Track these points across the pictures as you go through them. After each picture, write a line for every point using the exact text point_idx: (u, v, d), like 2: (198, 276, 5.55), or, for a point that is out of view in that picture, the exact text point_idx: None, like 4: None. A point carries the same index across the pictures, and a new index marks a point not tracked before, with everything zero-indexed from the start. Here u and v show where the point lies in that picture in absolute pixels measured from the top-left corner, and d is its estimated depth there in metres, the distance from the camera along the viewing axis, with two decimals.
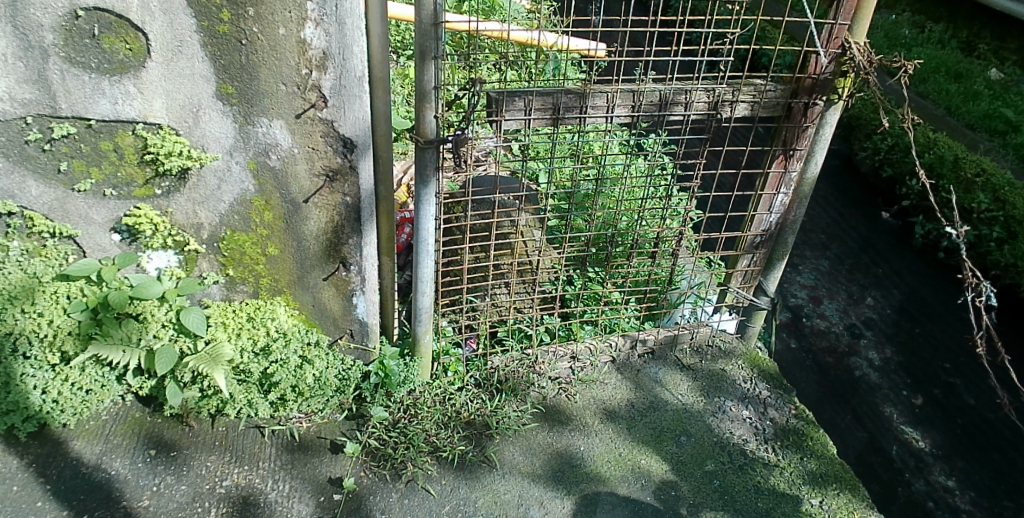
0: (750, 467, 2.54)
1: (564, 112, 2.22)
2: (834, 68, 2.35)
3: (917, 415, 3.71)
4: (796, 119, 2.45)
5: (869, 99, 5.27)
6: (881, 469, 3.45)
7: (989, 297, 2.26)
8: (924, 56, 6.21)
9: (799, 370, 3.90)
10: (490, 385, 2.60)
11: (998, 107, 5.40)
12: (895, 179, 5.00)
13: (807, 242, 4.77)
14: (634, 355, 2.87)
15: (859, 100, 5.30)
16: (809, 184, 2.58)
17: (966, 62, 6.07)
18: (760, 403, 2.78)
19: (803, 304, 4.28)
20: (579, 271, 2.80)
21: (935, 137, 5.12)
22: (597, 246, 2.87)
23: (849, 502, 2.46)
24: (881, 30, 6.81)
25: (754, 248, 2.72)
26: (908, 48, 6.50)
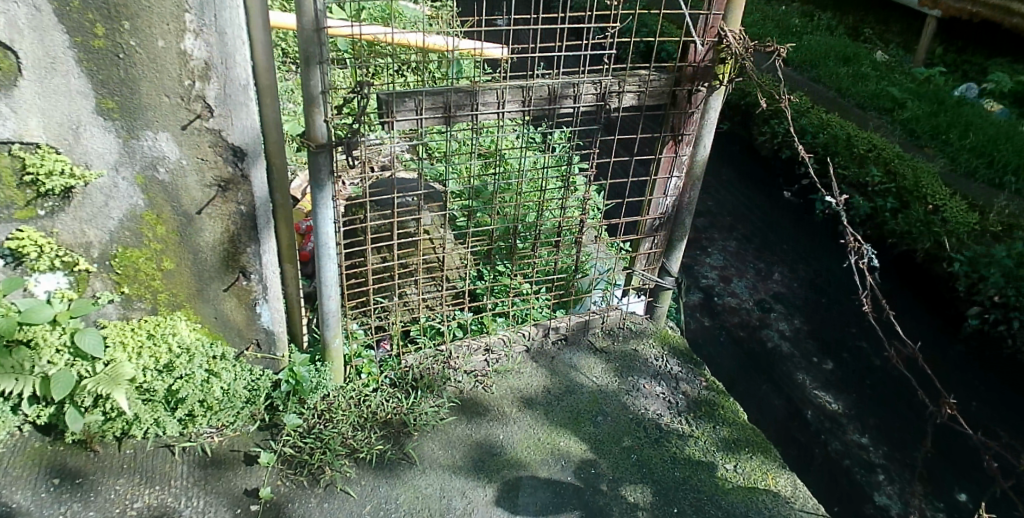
0: (666, 439, 2.66)
1: (455, 111, 2.25)
2: (713, 56, 2.47)
3: (828, 380, 3.89)
4: (682, 106, 2.56)
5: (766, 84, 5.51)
6: (798, 433, 3.62)
7: (872, 259, 2.35)
8: (814, 44, 6.53)
9: (714, 346, 4.05)
10: (405, 384, 2.62)
11: (883, 87, 5.78)
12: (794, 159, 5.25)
13: (715, 224, 4.96)
14: (547, 342, 2.92)
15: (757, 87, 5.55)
16: (700, 167, 2.69)
17: (852, 47, 6.49)
18: (672, 378, 2.89)
19: (714, 283, 4.45)
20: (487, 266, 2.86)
21: (828, 118, 5.37)
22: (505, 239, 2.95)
23: (762, 463, 2.62)
24: (774, 21, 7.18)
25: (654, 231, 2.82)
26: (799, 37, 6.81)
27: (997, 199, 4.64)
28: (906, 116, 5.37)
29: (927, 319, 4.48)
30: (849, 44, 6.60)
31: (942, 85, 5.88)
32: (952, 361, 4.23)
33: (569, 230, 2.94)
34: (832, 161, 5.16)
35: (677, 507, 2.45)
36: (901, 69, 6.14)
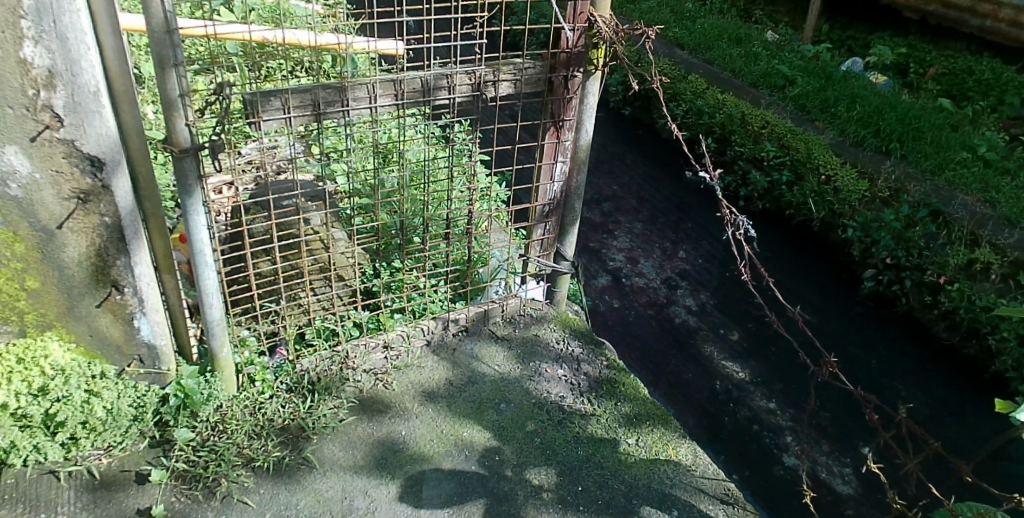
0: (568, 420, 2.71)
1: (325, 107, 2.24)
2: (585, 41, 2.51)
3: (734, 350, 4.02)
4: (559, 92, 2.60)
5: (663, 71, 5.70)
6: (707, 402, 3.72)
7: (748, 230, 2.38)
8: (708, 27, 6.76)
9: (624, 327, 4.13)
10: (302, 388, 2.59)
11: (774, 65, 6.02)
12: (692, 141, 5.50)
13: (621, 208, 5.06)
14: (448, 335, 2.94)
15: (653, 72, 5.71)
16: (584, 151, 2.74)
17: (743, 28, 6.74)
18: (573, 361, 2.94)
19: (622, 266, 4.54)
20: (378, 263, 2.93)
21: (723, 98, 5.55)
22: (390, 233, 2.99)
23: (663, 435, 2.69)
24: (670, 5, 7.37)
25: (545, 217, 2.87)
26: (693, 21, 7.02)
27: (883, 165, 4.89)
28: (796, 91, 5.61)
29: (827, 283, 4.66)
30: (740, 25, 6.86)
31: (828, 60, 6.18)
32: (851, 321, 4.39)
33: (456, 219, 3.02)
34: (729, 140, 5.36)
35: (581, 485, 2.49)
36: (790, 47, 6.42)
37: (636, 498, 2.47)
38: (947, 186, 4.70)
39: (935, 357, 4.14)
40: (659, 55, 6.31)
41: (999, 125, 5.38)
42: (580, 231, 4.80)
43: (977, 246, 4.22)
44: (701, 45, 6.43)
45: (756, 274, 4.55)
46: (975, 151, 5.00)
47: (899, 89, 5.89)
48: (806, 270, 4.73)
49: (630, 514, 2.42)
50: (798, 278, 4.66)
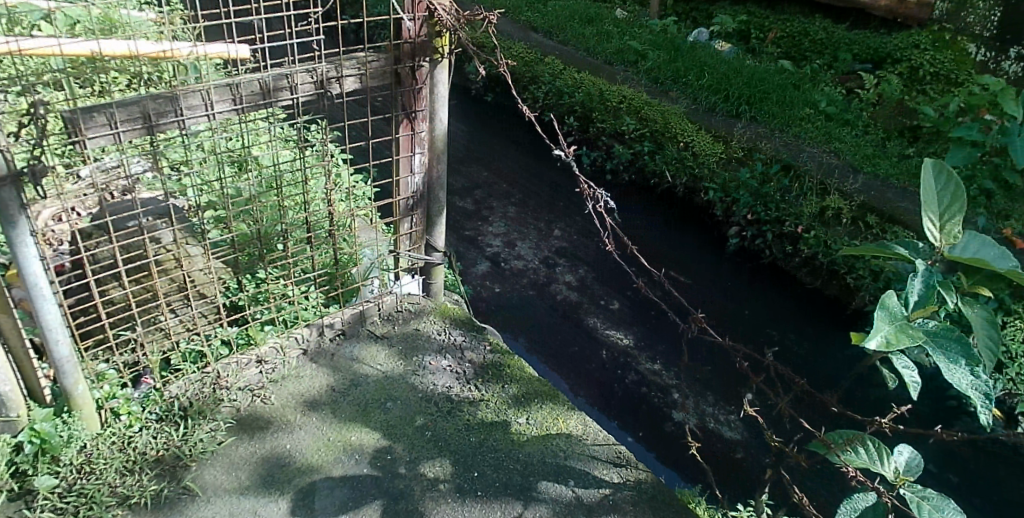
0: (458, 409, 2.72)
1: (157, 119, 2.12)
2: (428, 30, 2.51)
3: (617, 319, 4.16)
4: (408, 83, 2.58)
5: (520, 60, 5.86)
6: (595, 372, 3.83)
7: (607, 201, 2.41)
8: (559, 9, 6.90)
9: (508, 309, 4.17)
10: (173, 415, 2.48)
11: (626, 41, 6.25)
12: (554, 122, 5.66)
13: (493, 193, 5.11)
14: (325, 340, 2.92)
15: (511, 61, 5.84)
16: (441, 140, 2.74)
17: (595, 8, 6.95)
18: (457, 349, 2.96)
19: (499, 250, 4.58)
20: (237, 277, 2.88)
21: (581, 77, 5.71)
22: (248, 246, 2.94)
23: (552, 410, 2.76)
24: None
25: (410, 211, 2.86)
26: (545, 4, 7.14)
27: (735, 127, 5.18)
28: (648, 65, 5.85)
29: (695, 243, 4.87)
30: (590, 6, 7.06)
31: (676, 33, 6.46)
32: (722, 276, 4.61)
33: (318, 222, 3.03)
34: (591, 117, 5.49)
35: (477, 470, 2.51)
36: (640, 22, 6.68)
37: (532, 475, 2.52)
38: (795, 142, 5.03)
39: (801, 301, 4.42)
40: (515, 40, 6.38)
41: (836, 81, 5.83)
42: (455, 220, 4.81)
43: (827, 194, 4.55)
44: (555, 26, 6.57)
45: (621, 243, 4.72)
46: (816, 106, 5.38)
47: (743, 55, 6.26)
48: (671, 235, 4.92)
49: (528, 492, 2.46)
50: (668, 242, 4.85)
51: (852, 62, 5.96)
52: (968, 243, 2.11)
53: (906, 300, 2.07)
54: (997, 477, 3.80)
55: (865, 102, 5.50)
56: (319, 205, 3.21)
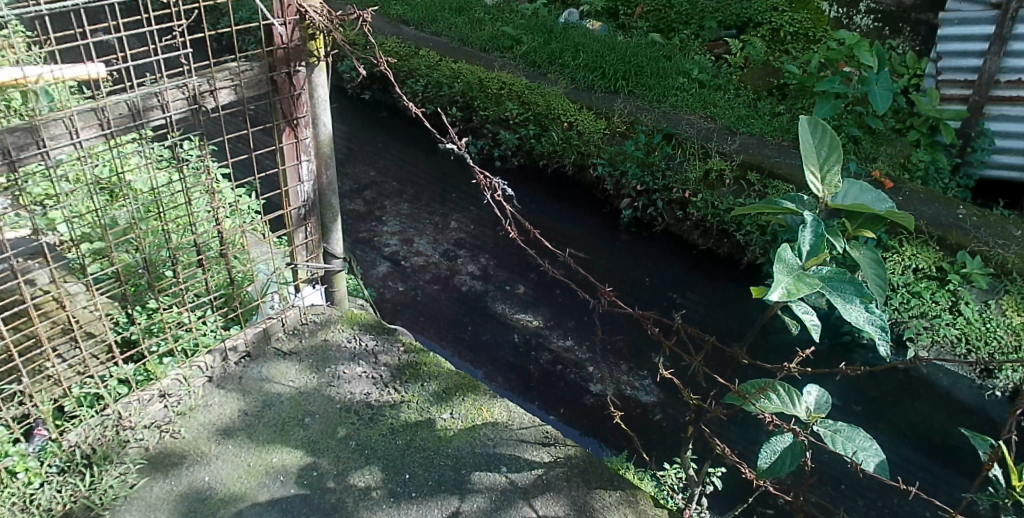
0: (379, 415, 2.69)
1: (17, 153, 1.98)
2: (301, 34, 2.45)
3: (524, 302, 4.21)
4: (286, 90, 2.51)
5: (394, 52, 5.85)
6: (510, 357, 3.86)
7: (505, 190, 2.41)
8: (429, 1, 6.85)
9: (414, 306, 4.13)
10: (76, 465, 2.34)
11: (499, 28, 6.28)
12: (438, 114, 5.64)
13: (384, 193, 5.04)
14: (229, 365, 2.82)
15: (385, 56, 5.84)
16: (327, 145, 2.69)
17: None
18: (370, 355, 2.91)
19: (398, 249, 4.53)
20: (126, 311, 2.72)
21: (459, 67, 5.68)
22: (132, 278, 2.78)
23: (475, 401, 2.77)
24: None
25: (304, 220, 2.78)
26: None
27: (615, 102, 5.32)
28: (523, 50, 5.92)
29: (592, 219, 4.98)
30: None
31: (547, 16, 6.55)
32: (620, 247, 4.75)
33: (207, 243, 2.91)
34: (473, 106, 5.49)
35: (408, 472, 2.50)
36: (510, 7, 6.72)
37: (464, 467, 2.53)
38: (672, 111, 5.24)
39: (697, 262, 4.63)
40: (386, 35, 6.28)
41: (704, 49, 6.09)
42: (348, 224, 4.70)
43: (709, 158, 4.76)
44: (426, 18, 6.51)
45: (521, 228, 4.77)
46: (689, 75, 5.60)
47: (614, 32, 6.43)
48: (566, 214, 5.03)
49: (463, 484, 2.48)
50: (566, 222, 4.94)
51: (717, 29, 6.23)
52: (847, 190, 2.40)
53: (799, 251, 2.20)
54: (890, 401, 4.15)
55: (734, 66, 5.79)
56: (204, 225, 3.07)
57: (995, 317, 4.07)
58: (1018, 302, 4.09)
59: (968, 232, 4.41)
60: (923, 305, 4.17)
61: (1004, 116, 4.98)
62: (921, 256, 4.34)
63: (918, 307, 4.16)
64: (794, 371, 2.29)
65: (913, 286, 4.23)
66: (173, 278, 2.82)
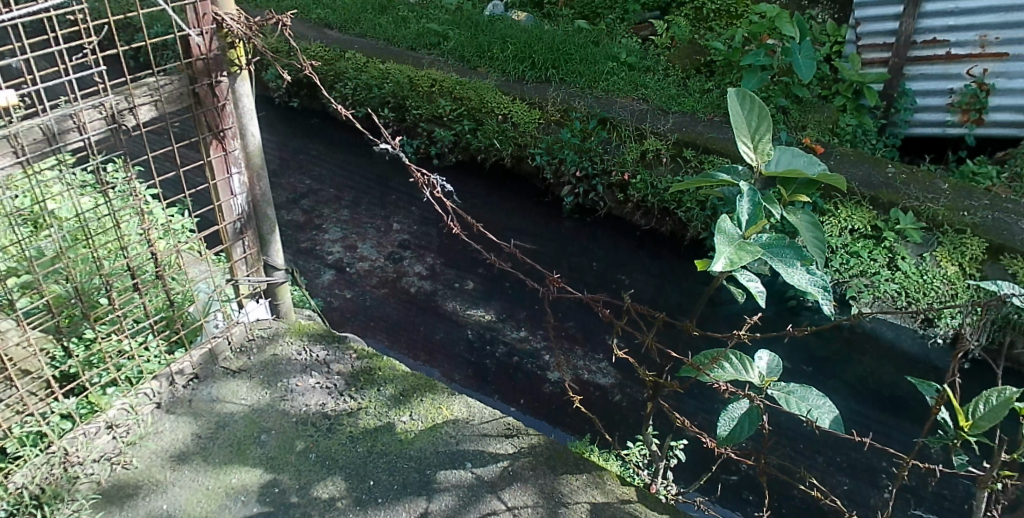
0: (337, 424, 2.65)
1: None
2: (220, 43, 2.38)
3: (475, 298, 4.20)
4: (209, 102, 2.43)
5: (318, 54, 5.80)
6: (466, 354, 3.85)
7: (444, 186, 2.38)
8: (350, 1, 6.73)
9: (364, 311, 4.07)
10: (26, 507, 2.24)
11: (425, 25, 6.22)
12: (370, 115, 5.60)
13: (322, 200, 4.95)
14: (177, 389, 2.74)
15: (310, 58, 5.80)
16: (257, 156, 2.63)
17: None
18: (322, 365, 2.86)
19: (342, 256, 4.45)
20: (61, 344, 2.62)
21: (386, 67, 5.60)
22: (64, 309, 2.67)
23: (434, 400, 2.75)
24: None
25: (241, 234, 2.71)
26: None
27: (547, 91, 5.33)
28: (451, 45, 5.88)
29: (534, 209, 5.01)
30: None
31: (471, 10, 6.50)
32: (565, 234, 4.77)
33: (141, 266, 2.83)
34: (405, 106, 5.43)
35: (372, 479, 2.48)
36: (434, 3, 6.66)
37: (429, 468, 2.52)
38: (605, 95, 5.28)
39: (642, 242, 4.70)
40: (310, 40, 6.15)
41: (631, 32, 6.15)
42: (288, 235, 4.60)
43: (644, 139, 4.82)
44: (350, 20, 6.40)
45: (463, 224, 4.76)
46: (618, 59, 5.66)
47: (541, 21, 6.44)
48: (508, 205, 5.04)
49: (428, 484, 2.47)
50: (509, 213, 4.95)
51: (642, 12, 6.31)
52: (780, 157, 2.41)
53: (738, 221, 2.25)
54: (839, 359, 4.29)
55: (661, 47, 5.86)
56: (136, 247, 2.97)
57: (931, 269, 4.23)
58: (950, 252, 4.26)
59: (898, 190, 4.59)
60: (862, 264, 4.31)
61: (923, 75, 5.18)
62: (856, 216, 4.47)
63: (857, 266, 4.31)
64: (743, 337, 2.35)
65: (851, 246, 4.37)
66: (109, 305, 2.73)
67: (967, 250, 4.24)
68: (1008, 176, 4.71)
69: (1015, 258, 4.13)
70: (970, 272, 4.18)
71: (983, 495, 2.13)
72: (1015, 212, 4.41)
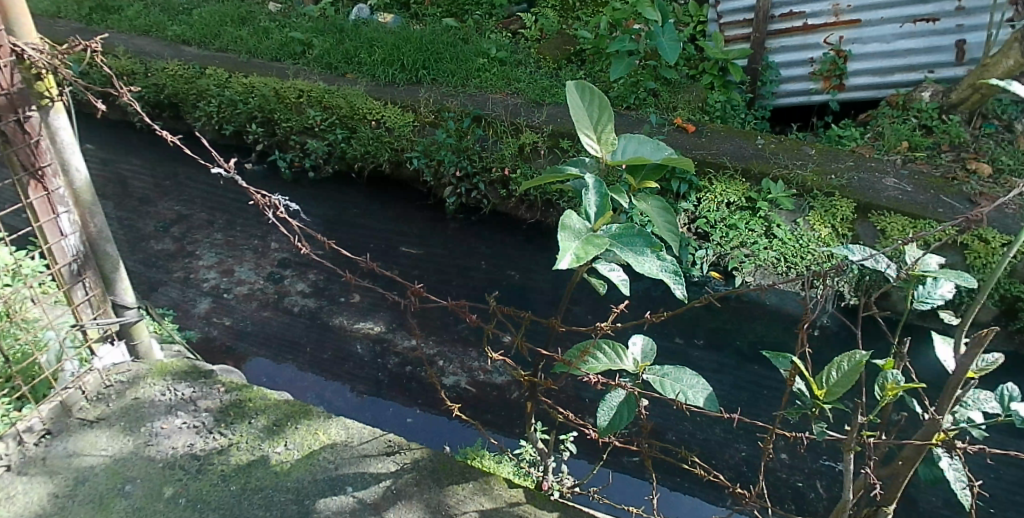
0: (208, 464, 2.53)
1: None
2: (23, 76, 2.22)
3: (362, 310, 4.10)
4: (20, 140, 2.27)
5: (176, 73, 5.57)
6: (355, 369, 3.76)
7: (285, 204, 2.29)
8: (208, 15, 6.44)
9: (245, 338, 3.91)
10: None
11: (287, 35, 6.04)
12: (240, 132, 5.47)
13: (194, 226, 4.74)
14: (28, 448, 2.54)
15: (169, 78, 5.57)
16: (86, 192, 2.50)
17: (246, 7, 6.60)
18: (188, 403, 2.72)
19: (218, 282, 4.27)
20: None
21: (250, 80, 5.40)
22: None
23: (309, 426, 2.65)
24: (160, 3, 6.83)
25: (80, 275, 2.54)
26: (190, 14, 6.63)
27: (418, 93, 5.27)
28: (316, 53, 5.73)
29: (418, 213, 4.97)
30: (239, 4, 6.67)
31: (335, 15, 6.37)
32: (451, 237, 4.75)
33: None
34: (273, 120, 5.27)
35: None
36: (297, 13, 6.49)
37: (307, 497, 2.43)
38: (478, 93, 5.28)
39: (529, 236, 4.73)
40: (165, 58, 5.86)
41: (499, 26, 6.15)
42: (159, 265, 4.38)
43: (520, 132, 4.84)
44: (208, 35, 6.13)
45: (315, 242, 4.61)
46: (488, 55, 5.66)
47: (408, 21, 6.36)
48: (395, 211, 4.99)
49: (308, 515, 2.38)
50: (389, 220, 4.92)
51: (508, 6, 6.32)
52: (626, 145, 2.40)
53: (587, 214, 2.23)
54: (729, 328, 4.41)
55: (530, 40, 5.89)
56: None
57: (806, 233, 4.39)
58: (822, 215, 4.42)
59: (768, 160, 4.74)
60: (741, 235, 4.44)
61: (784, 48, 5.40)
62: (731, 190, 4.61)
63: (736, 238, 4.44)
64: (606, 329, 2.34)
65: (728, 219, 4.50)
66: None
67: (837, 212, 4.40)
68: (871, 136, 4.93)
69: (882, 214, 4.32)
70: (843, 232, 4.36)
71: (851, 462, 1.98)
72: (879, 170, 4.63)
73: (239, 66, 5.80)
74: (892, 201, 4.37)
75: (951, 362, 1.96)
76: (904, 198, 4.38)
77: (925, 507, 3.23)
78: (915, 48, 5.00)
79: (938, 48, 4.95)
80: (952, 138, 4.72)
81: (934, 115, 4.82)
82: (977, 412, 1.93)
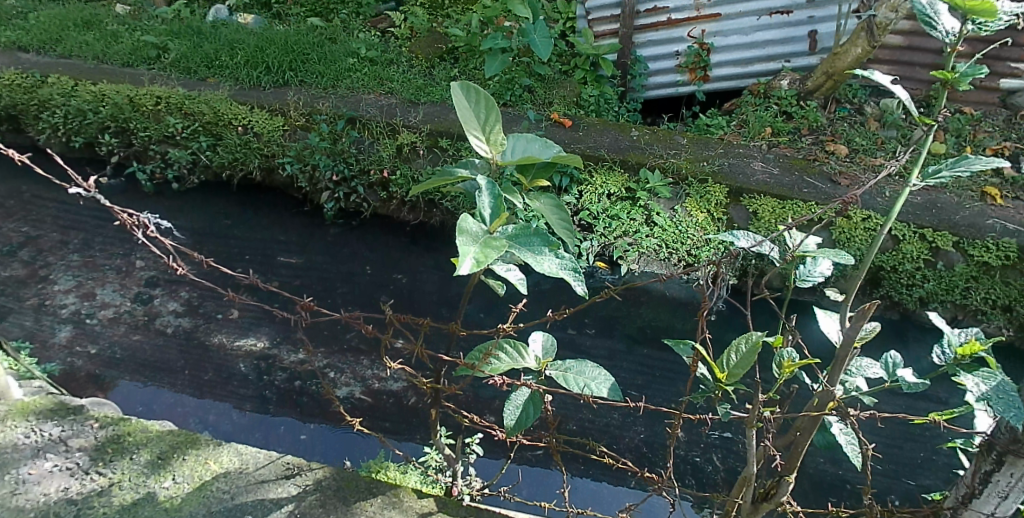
0: (86, 508, 2.30)
1: None
2: None
3: (244, 326, 3.89)
4: None
5: (12, 83, 5.05)
6: (242, 389, 3.56)
7: (154, 221, 2.11)
8: (44, 19, 5.87)
9: (115, 366, 3.61)
10: None
11: (139, 38, 5.61)
12: (92, 144, 5.02)
13: (44, 248, 4.31)
14: None
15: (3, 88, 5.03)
16: None
17: (89, 9, 6.08)
18: (57, 444, 2.47)
19: (78, 307, 3.91)
20: None
21: (100, 88, 5.01)
22: None
23: (199, 455, 2.48)
24: None
25: None
26: (24, 18, 6.02)
27: (287, 95, 5.08)
28: (172, 57, 5.37)
29: (295, 220, 4.76)
30: (82, 7, 6.12)
31: (191, 17, 6.00)
32: (333, 243, 4.60)
33: None
34: (129, 129, 4.89)
35: None
36: (147, 14, 6.06)
37: None
38: (350, 93, 5.15)
39: (414, 238, 4.66)
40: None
41: (368, 25, 6.03)
42: (6, 294, 3.96)
43: (397, 133, 4.78)
44: (47, 40, 5.59)
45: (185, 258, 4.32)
46: (359, 54, 5.53)
47: (271, 21, 6.10)
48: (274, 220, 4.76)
49: None
50: (267, 229, 4.69)
51: (376, 4, 6.20)
52: (515, 145, 2.40)
53: (482, 216, 2.19)
54: (618, 315, 4.54)
55: (402, 38, 5.80)
56: None
57: (684, 219, 4.59)
58: (698, 201, 4.64)
59: (643, 150, 4.93)
60: (623, 225, 4.58)
61: (651, 42, 5.60)
62: (610, 182, 4.74)
63: (620, 228, 4.56)
64: (509, 330, 2.33)
65: (610, 210, 4.62)
66: None
67: (712, 197, 4.64)
68: (736, 124, 5.22)
69: (753, 197, 4.60)
70: (718, 216, 4.59)
71: (754, 438, 2.08)
72: (747, 156, 4.92)
73: (85, 72, 5.33)
74: (761, 184, 4.66)
75: (835, 334, 2.10)
76: (772, 180, 4.68)
77: (809, 467, 3.48)
78: (771, 39, 5.35)
79: (793, 39, 5.32)
80: (811, 123, 5.08)
81: (793, 101, 5.18)
82: (861, 379, 2.09)
